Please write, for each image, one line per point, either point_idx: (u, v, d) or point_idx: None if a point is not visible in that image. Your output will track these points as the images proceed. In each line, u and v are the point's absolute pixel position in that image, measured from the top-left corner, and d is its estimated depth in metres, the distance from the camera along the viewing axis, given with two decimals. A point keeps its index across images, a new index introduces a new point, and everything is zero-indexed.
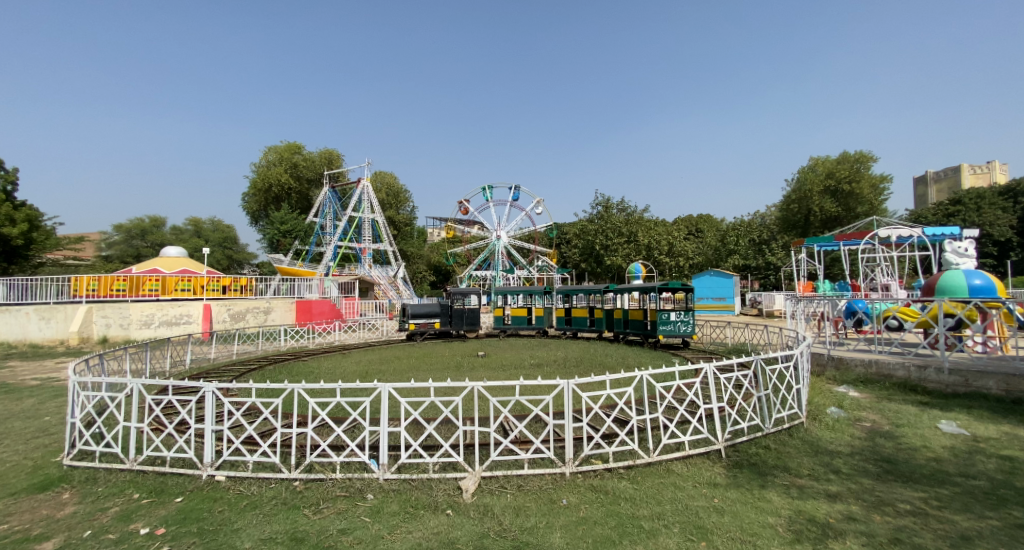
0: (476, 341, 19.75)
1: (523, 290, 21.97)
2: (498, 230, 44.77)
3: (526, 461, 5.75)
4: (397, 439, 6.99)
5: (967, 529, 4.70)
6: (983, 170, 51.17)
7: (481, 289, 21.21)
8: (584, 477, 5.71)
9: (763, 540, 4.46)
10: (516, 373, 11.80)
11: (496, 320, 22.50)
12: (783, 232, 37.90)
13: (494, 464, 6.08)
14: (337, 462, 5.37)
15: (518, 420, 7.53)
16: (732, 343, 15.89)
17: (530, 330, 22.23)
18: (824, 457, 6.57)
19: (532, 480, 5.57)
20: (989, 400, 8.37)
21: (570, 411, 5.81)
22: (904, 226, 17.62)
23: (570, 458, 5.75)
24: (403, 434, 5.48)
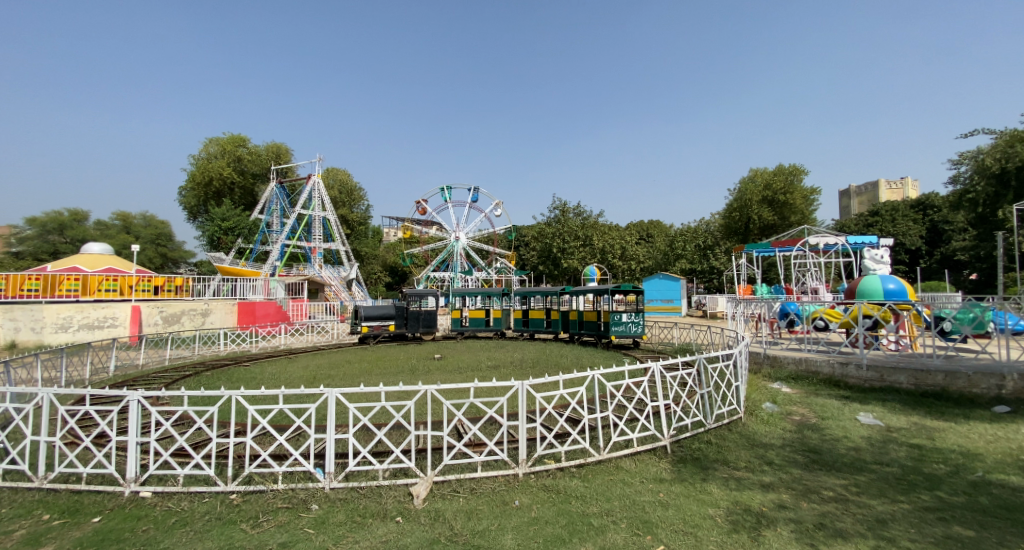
0: (432, 344, 19.50)
1: (482, 292, 21.87)
2: (456, 232, 44.49)
3: (479, 463, 5.72)
4: (345, 446, 6.76)
5: (881, 512, 5.12)
6: (897, 186, 56.23)
7: (438, 290, 21.00)
8: (536, 478, 5.75)
9: (704, 531, 4.67)
10: (471, 375, 11.77)
11: (454, 322, 22.10)
12: (725, 238, 40.00)
13: (447, 468, 6.01)
14: (278, 472, 5.13)
15: (471, 422, 7.50)
16: (678, 343, 16.58)
17: (487, 331, 22.14)
18: (759, 449, 6.98)
19: (485, 482, 5.55)
20: (901, 394, 9.18)
21: (525, 412, 5.81)
22: (830, 235, 19.12)
23: (524, 459, 5.78)
24: (352, 441, 5.28)
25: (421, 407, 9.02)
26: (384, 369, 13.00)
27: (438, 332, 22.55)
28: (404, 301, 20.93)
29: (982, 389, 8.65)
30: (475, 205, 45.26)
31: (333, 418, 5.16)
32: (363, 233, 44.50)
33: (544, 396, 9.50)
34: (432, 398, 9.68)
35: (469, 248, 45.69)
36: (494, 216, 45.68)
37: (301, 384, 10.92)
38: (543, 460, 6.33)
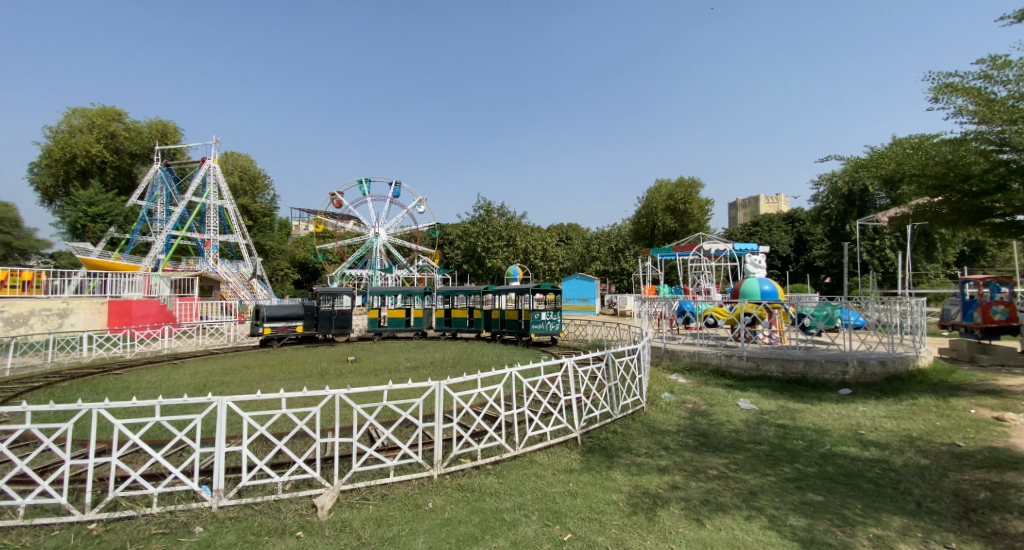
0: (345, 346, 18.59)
1: (402, 291, 21.15)
2: (376, 227, 42.51)
3: (391, 468, 5.56)
4: (239, 461, 6.22)
5: (753, 485, 5.81)
6: (773, 200, 63.69)
7: (353, 289, 20.09)
8: (452, 479, 5.72)
9: (607, 516, 4.96)
10: (386, 377, 11.44)
11: (370, 322, 20.82)
12: (634, 242, 42.69)
13: (356, 475, 5.79)
14: (152, 495, 4.60)
15: (384, 426, 7.29)
16: (592, 339, 17.43)
17: (407, 332, 21.36)
18: (657, 436, 7.56)
19: (397, 487, 5.42)
20: (773, 381, 10.43)
21: (441, 413, 5.69)
22: (721, 241, 21.26)
23: (439, 460, 5.73)
24: (245, 454, 4.83)
25: (328, 414, 8.57)
26: (289, 373, 12.19)
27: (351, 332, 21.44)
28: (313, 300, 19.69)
29: (831, 375, 10.10)
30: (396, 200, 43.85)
31: (224, 429, 4.70)
32: (268, 226, 41.16)
33: (460, 396, 9.50)
34: (340, 403, 9.27)
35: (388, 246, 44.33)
36: (416, 212, 44.52)
37: (186, 393, 9.86)
38: (459, 460, 6.32)
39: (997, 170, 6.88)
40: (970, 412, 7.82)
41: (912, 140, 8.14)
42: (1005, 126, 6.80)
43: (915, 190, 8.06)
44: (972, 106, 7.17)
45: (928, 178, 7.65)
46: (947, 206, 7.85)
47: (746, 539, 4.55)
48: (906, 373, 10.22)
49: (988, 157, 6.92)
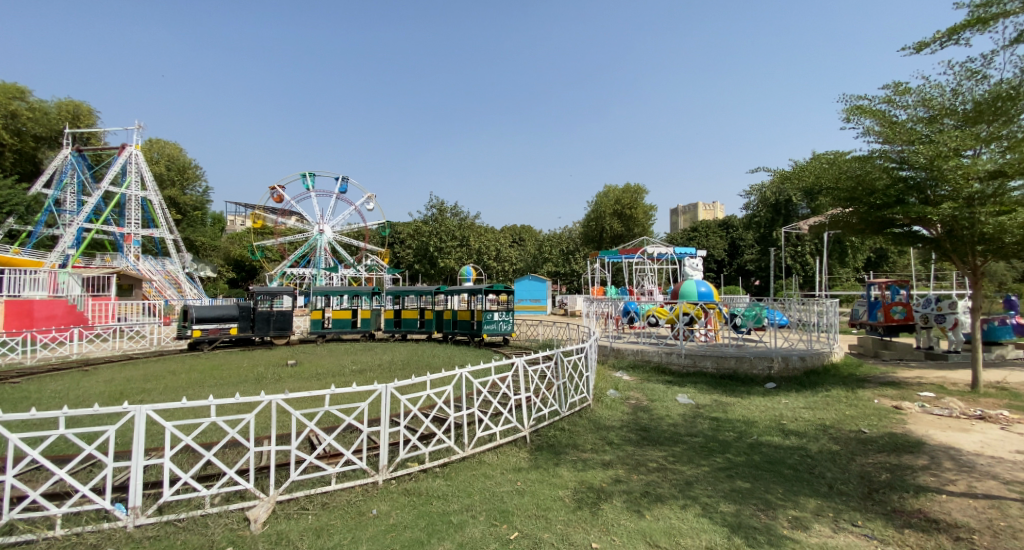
0: (286, 348, 17.82)
1: (348, 291, 20.48)
2: (321, 224, 40.88)
3: (333, 476, 5.42)
4: (160, 474, 5.84)
5: (689, 476, 6.17)
6: (710, 208, 67.03)
7: (295, 288, 19.29)
8: (397, 484, 5.67)
9: (553, 512, 5.10)
10: (330, 381, 11.13)
11: (313, 324, 20.01)
12: (584, 245, 43.73)
13: (295, 484, 5.60)
14: (57, 515, 4.24)
15: (326, 432, 7.10)
16: (542, 339, 17.74)
17: (353, 333, 20.68)
18: (602, 431, 7.84)
19: (339, 495, 5.31)
20: (708, 376, 11.08)
21: (388, 417, 5.60)
22: (664, 245, 22.31)
23: (384, 465, 5.66)
24: (167, 467, 4.54)
25: (264, 421, 8.22)
26: (223, 379, 11.56)
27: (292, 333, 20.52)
28: (250, 300, 18.66)
29: (758, 370, 10.87)
30: (343, 196, 42.46)
31: (142, 441, 4.39)
32: (198, 220, 38.51)
33: (407, 398, 9.40)
34: (280, 409, 8.92)
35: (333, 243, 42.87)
36: (364, 210, 43.32)
37: (98, 403, 9.11)
38: (406, 465, 6.27)
39: (897, 185, 7.76)
40: (875, 402, 8.67)
41: (826, 156, 8.88)
42: (904, 146, 7.69)
43: (831, 202, 8.84)
44: (877, 127, 7.95)
45: (841, 191, 8.43)
46: (856, 217, 8.65)
47: (682, 527, 4.82)
48: (822, 368, 11.18)
49: (890, 173, 7.77)
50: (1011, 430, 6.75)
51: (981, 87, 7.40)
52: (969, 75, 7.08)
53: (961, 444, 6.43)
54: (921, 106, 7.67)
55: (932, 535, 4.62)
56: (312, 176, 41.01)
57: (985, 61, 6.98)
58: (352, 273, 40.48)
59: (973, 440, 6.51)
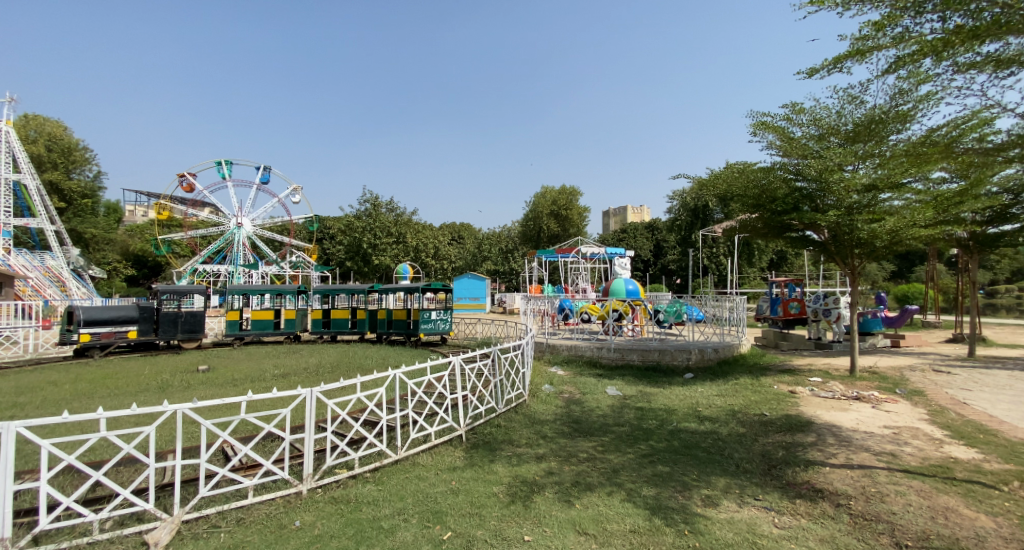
0: (198, 353, 16.54)
1: (271, 290, 19.37)
2: (238, 217, 38.28)
3: (249, 489, 5.18)
4: (36, 500, 5.31)
5: (616, 463, 6.58)
6: (638, 210, 70.09)
7: (206, 287, 17.97)
8: (323, 492, 5.56)
9: (487, 509, 5.26)
10: (252, 387, 10.59)
11: (230, 325, 18.48)
12: (523, 244, 44.40)
13: (205, 500, 5.30)
14: None
15: (245, 442, 6.76)
16: (481, 337, 17.94)
17: (277, 335, 19.59)
18: (537, 426, 8.13)
19: (257, 509, 5.11)
20: (634, 368, 11.77)
21: (312, 423, 5.40)
22: (596, 246, 23.18)
23: (309, 474, 5.50)
24: (45, 491, 4.05)
25: (167, 434, 7.65)
26: (120, 389, 10.58)
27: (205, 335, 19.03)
28: (153, 300, 17.20)
29: (679, 361, 11.75)
30: (264, 187, 40.14)
31: (12, 462, 3.87)
32: (88, 209, 34.48)
33: (336, 402, 9.17)
34: (188, 421, 8.36)
35: (253, 238, 40.27)
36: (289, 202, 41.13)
37: None
38: (333, 471, 6.15)
39: (793, 194, 8.68)
40: (775, 387, 9.66)
41: (735, 165, 9.71)
42: (799, 160, 8.61)
43: (740, 208, 9.68)
44: (778, 142, 8.85)
45: (749, 198, 9.26)
46: (761, 222, 9.58)
47: (608, 513, 5.17)
48: (732, 358, 12.26)
49: (787, 184, 8.67)
50: (880, 408, 7.82)
51: (858, 110, 8.48)
52: (850, 100, 8.08)
53: (842, 422, 7.37)
54: (812, 124, 8.61)
55: (817, 504, 5.28)
56: (228, 164, 38.27)
57: (861, 88, 7.98)
58: (277, 270, 38.30)
59: (852, 418, 7.49)
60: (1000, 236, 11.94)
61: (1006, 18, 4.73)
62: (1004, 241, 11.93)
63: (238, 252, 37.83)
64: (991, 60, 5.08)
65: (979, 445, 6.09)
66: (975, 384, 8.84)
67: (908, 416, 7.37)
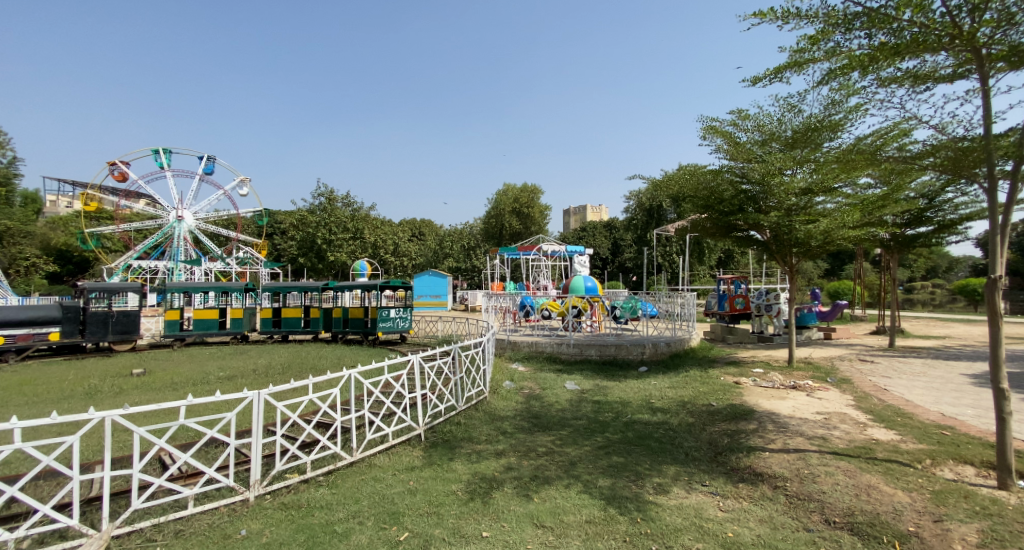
0: (132, 355, 15.55)
1: (216, 287, 18.47)
2: (179, 209, 36.22)
3: (190, 499, 4.94)
4: None
5: (573, 456, 6.79)
6: (598, 209, 71.39)
7: (141, 285, 16.94)
8: (271, 498, 5.42)
9: (445, 507, 5.32)
10: (196, 391, 10.13)
11: (169, 326, 17.46)
12: (485, 241, 44.37)
13: (140, 513, 5.03)
14: None
15: (184, 449, 6.46)
16: (442, 335, 17.89)
17: (222, 335, 18.70)
18: (497, 422, 8.24)
19: (199, 519, 4.91)
20: (592, 363, 12.10)
21: (259, 427, 5.21)
22: (556, 244, 23.52)
23: (256, 481, 5.35)
24: None
25: (96, 445, 7.23)
26: (42, 396, 9.85)
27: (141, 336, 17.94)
28: (79, 298, 16.05)
29: (633, 355, 12.22)
30: (207, 177, 38.19)
31: None
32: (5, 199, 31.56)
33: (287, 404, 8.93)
34: (122, 429, 7.92)
35: (196, 231, 38.19)
36: (236, 194, 39.33)
37: None
38: (283, 476, 6.00)
39: (739, 196, 9.17)
40: (721, 379, 10.19)
41: (687, 167, 10.10)
42: (745, 164, 9.08)
43: (691, 208, 10.11)
44: (725, 146, 9.31)
45: (699, 198, 9.68)
46: (710, 222, 10.06)
47: (565, 505, 5.34)
48: (683, 352, 12.82)
49: (734, 186, 9.14)
50: (813, 395, 8.42)
51: (797, 118, 9.03)
52: (789, 108, 8.61)
53: (781, 410, 7.89)
54: (756, 130, 9.10)
55: (757, 487, 5.66)
56: (166, 153, 36.14)
57: (800, 98, 8.51)
58: (221, 266, 36.51)
59: (789, 406, 8.03)
60: (917, 236, 13.04)
61: (922, 37, 5.18)
62: (919, 241, 13.06)
63: (179, 247, 35.76)
64: (910, 75, 5.55)
65: (897, 427, 6.69)
66: (894, 372, 9.67)
67: (837, 402, 7.98)
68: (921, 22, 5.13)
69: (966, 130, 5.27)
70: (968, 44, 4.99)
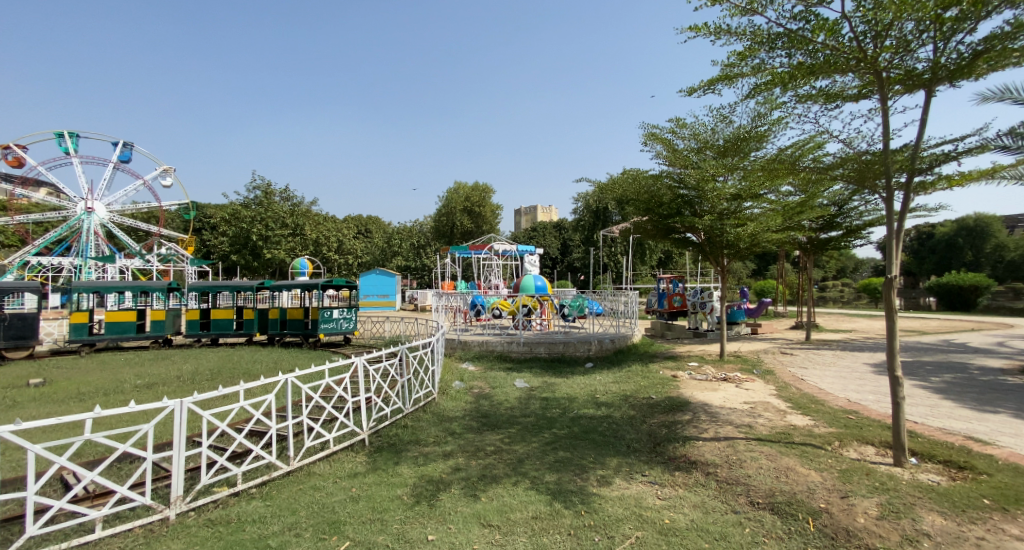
0: (33, 364, 14.08)
1: (133, 287, 17.11)
2: (89, 200, 33.34)
3: (98, 520, 4.55)
4: None
5: (521, 453, 6.93)
6: (549, 210, 72.53)
7: (41, 283, 15.40)
8: (196, 515, 5.12)
9: (390, 513, 5.29)
10: (111, 402, 9.38)
11: (76, 329, 15.95)
12: (436, 239, 43.91)
13: (39, 540, 4.59)
14: None
15: (92, 467, 5.96)
16: (389, 336, 17.60)
17: (140, 340, 17.31)
18: (446, 423, 8.25)
19: (110, 543, 4.55)
20: (541, 361, 12.36)
21: (180, 437, 4.90)
22: (507, 244, 23.73)
23: (178, 497, 5.04)
24: None
25: None
26: None
27: (42, 341, 16.26)
28: None
29: (580, 352, 12.60)
30: (122, 165, 35.40)
31: None
32: None
33: (216, 414, 8.46)
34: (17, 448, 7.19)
35: (109, 225, 35.12)
36: (157, 183, 36.83)
37: None
38: (211, 490, 5.70)
39: (677, 200, 9.68)
40: (661, 373, 10.71)
41: (630, 172, 10.52)
42: (682, 170, 9.59)
43: (633, 210, 10.56)
44: (664, 152, 9.79)
45: (641, 202, 10.13)
46: (651, 224, 10.55)
47: (512, 503, 5.46)
48: (627, 348, 13.37)
49: (672, 191, 9.63)
50: (742, 386, 9.06)
51: (729, 128, 9.63)
52: (721, 119, 9.18)
53: (713, 400, 8.42)
54: (692, 138, 9.62)
55: (691, 474, 6.04)
56: (73, 137, 33.13)
57: (730, 109, 9.10)
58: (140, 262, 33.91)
59: (720, 397, 8.58)
60: (829, 240, 14.25)
61: (833, 59, 5.70)
62: (831, 245, 14.25)
63: (89, 242, 32.74)
64: (823, 94, 6.10)
65: (813, 413, 7.33)
66: (810, 362, 10.59)
67: (762, 392, 8.63)
68: (832, 45, 5.65)
69: (868, 145, 5.87)
70: (871, 67, 5.55)
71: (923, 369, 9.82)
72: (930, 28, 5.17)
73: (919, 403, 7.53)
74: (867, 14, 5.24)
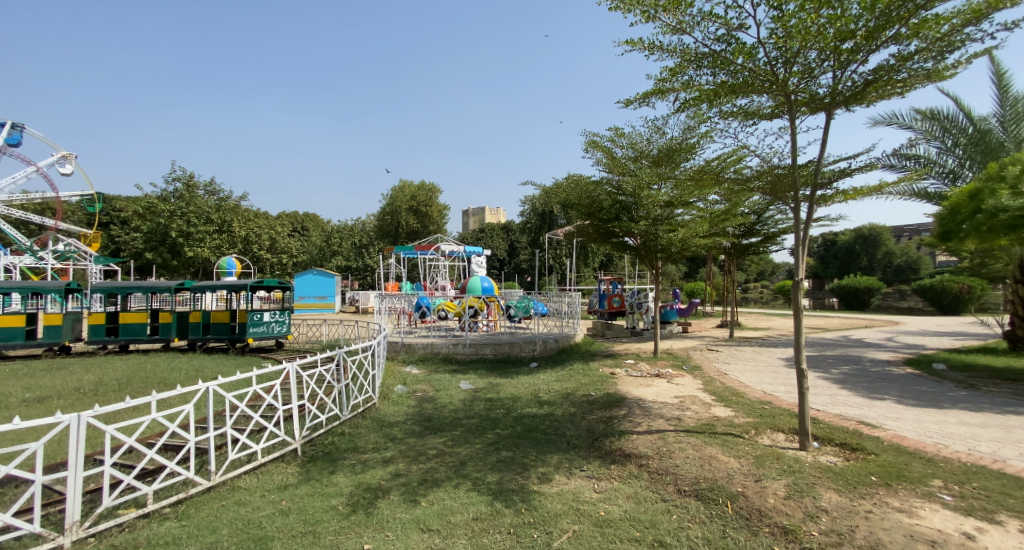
0: None
1: (24, 288, 15.42)
2: None
3: None
4: None
5: (463, 455, 7.00)
6: (496, 213, 72.88)
7: None
8: (97, 542, 4.75)
9: (323, 524, 5.20)
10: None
11: None
12: (379, 239, 42.92)
13: None
14: None
15: None
16: (326, 340, 17.04)
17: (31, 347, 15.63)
18: (386, 429, 8.16)
19: None
20: (487, 361, 12.51)
21: (79, 455, 4.52)
22: (453, 245, 23.67)
23: (76, 522, 4.64)
24: None
25: None
26: None
27: None
28: None
29: (525, 352, 12.90)
30: (10, 149, 31.91)
31: None
32: None
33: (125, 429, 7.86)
34: None
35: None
36: (53, 169, 33.45)
37: None
38: (116, 512, 5.31)
39: (615, 206, 10.11)
40: (600, 370, 11.14)
41: (573, 177, 10.88)
42: (620, 177, 10.04)
43: (576, 215, 10.95)
44: (604, 159, 10.20)
45: (583, 206, 10.52)
46: (592, 228, 10.95)
47: (452, 506, 5.53)
48: (569, 347, 13.79)
49: (612, 198, 10.06)
50: (672, 382, 9.61)
51: (662, 139, 10.19)
52: (655, 130, 9.72)
53: (647, 396, 8.88)
54: (630, 147, 10.10)
55: (624, 466, 6.37)
56: None
57: (663, 122, 9.67)
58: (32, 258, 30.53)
59: (654, 392, 9.07)
60: (750, 246, 15.43)
61: (750, 81, 6.24)
62: (751, 250, 15.41)
63: None
64: (742, 111, 6.65)
65: (734, 405, 7.93)
66: (733, 358, 11.42)
67: (690, 387, 9.21)
68: (750, 67, 6.18)
69: (780, 160, 6.49)
70: (781, 90, 6.13)
71: (828, 362, 10.86)
72: (830, 58, 5.77)
73: (822, 393, 8.35)
74: (779, 42, 5.77)
